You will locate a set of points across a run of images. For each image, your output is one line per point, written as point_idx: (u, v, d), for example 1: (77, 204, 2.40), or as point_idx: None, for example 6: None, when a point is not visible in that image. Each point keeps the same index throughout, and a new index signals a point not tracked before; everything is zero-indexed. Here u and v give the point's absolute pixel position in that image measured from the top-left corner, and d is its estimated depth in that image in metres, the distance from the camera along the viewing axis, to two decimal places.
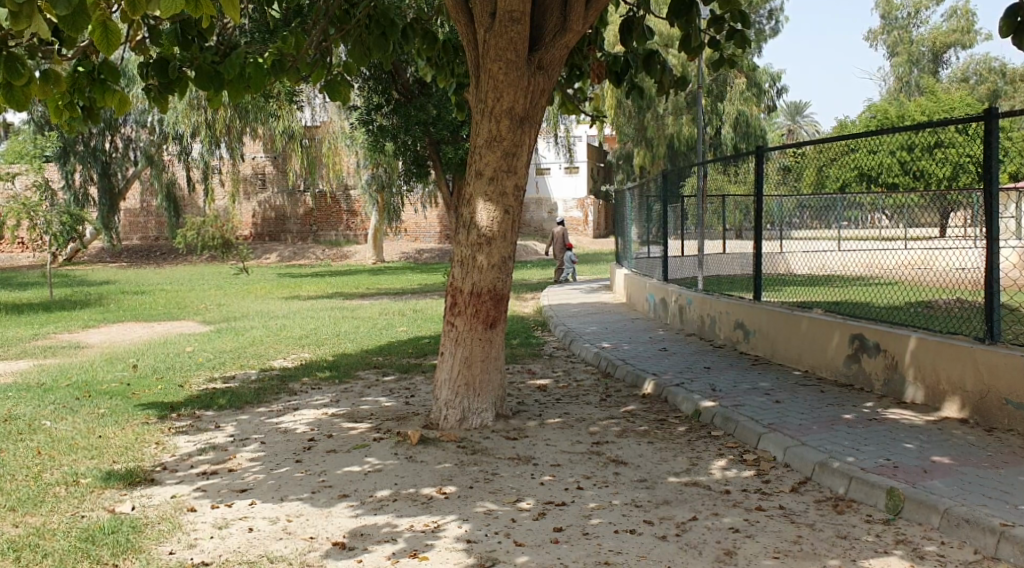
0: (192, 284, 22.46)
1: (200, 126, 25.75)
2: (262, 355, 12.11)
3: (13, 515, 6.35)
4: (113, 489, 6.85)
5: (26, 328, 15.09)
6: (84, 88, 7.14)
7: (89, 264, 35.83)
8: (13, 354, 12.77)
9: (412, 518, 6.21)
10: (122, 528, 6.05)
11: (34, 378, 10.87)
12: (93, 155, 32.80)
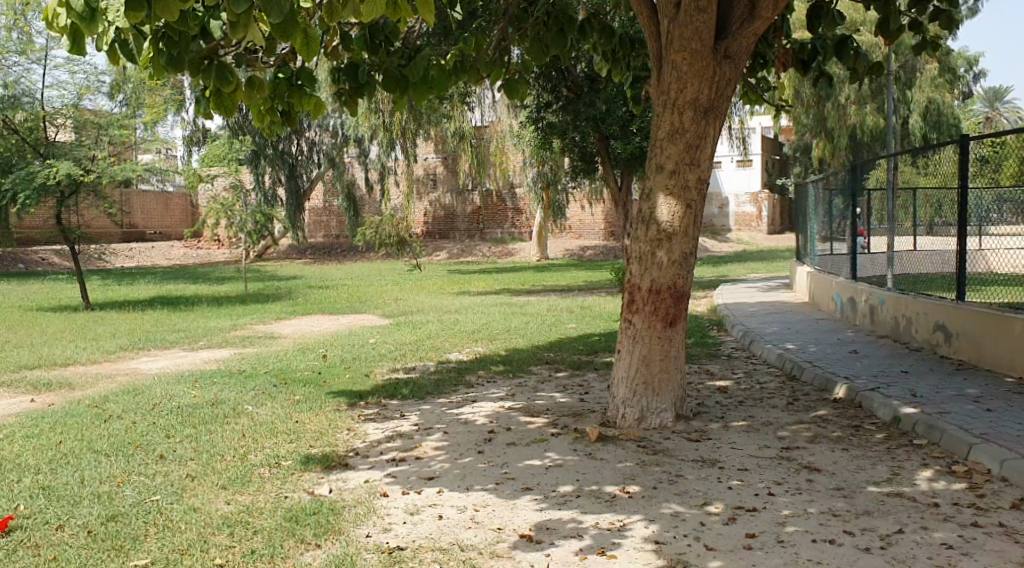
0: (371, 279, 23.23)
1: (378, 130, 26.62)
2: (439, 347, 12.36)
3: (224, 493, 6.86)
4: (312, 472, 7.38)
5: (225, 318, 15.96)
6: (284, 95, 7.81)
7: (277, 260, 37.41)
8: (217, 342, 13.57)
9: (597, 516, 6.24)
10: (321, 510, 6.43)
11: (235, 365, 11.71)
12: (282, 157, 33.83)
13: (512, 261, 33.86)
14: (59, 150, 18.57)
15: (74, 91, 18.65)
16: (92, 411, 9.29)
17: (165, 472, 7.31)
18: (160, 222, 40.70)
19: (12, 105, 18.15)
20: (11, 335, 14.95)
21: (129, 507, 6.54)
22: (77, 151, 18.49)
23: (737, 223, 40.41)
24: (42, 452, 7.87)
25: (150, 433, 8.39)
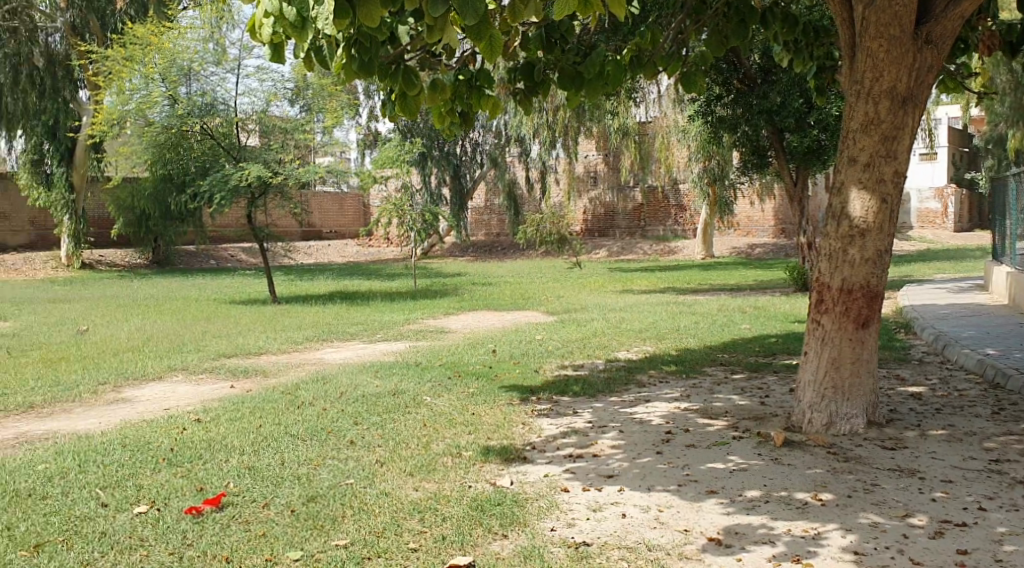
0: (534, 277, 23.26)
1: (543, 129, 26.86)
2: (606, 346, 12.21)
3: (412, 479, 7.74)
4: (493, 463, 8.08)
5: (398, 314, 16.46)
6: (463, 96, 8.62)
7: (442, 257, 38.05)
8: (391, 335, 14.84)
9: (790, 522, 6.14)
10: (505, 501, 7.04)
11: (412, 357, 12.90)
12: (447, 158, 34.63)
13: (677, 259, 33.31)
14: (250, 154, 19.61)
15: (263, 98, 19.50)
16: (286, 399, 10.69)
17: (356, 456, 8.36)
18: (336, 221, 42.00)
19: (209, 113, 18.98)
20: (207, 326, 16.03)
21: (326, 489, 7.46)
22: (266, 155, 19.36)
23: (920, 220, 38.69)
24: (245, 434, 9.10)
25: (340, 421, 9.63)
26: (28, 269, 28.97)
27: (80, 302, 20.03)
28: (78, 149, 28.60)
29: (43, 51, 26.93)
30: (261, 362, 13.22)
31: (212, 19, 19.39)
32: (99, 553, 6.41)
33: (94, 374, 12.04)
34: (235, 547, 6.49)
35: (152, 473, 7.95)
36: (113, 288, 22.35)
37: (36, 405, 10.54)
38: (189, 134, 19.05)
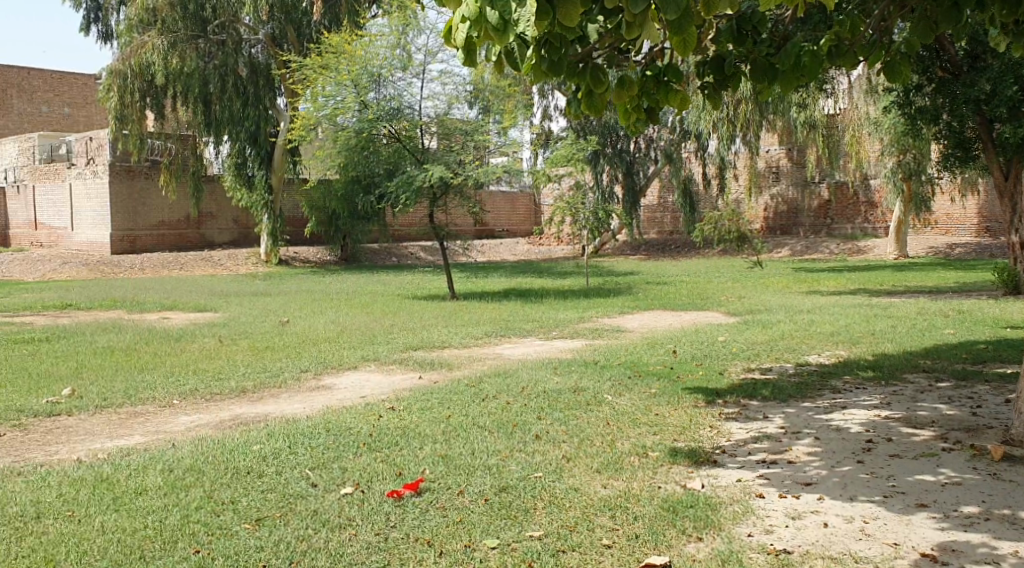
0: (713, 276, 22.72)
1: (722, 124, 26.33)
2: (796, 349, 11.79)
3: (600, 476, 8.06)
4: (681, 466, 8.19)
5: (572, 311, 16.46)
6: (651, 91, 8.46)
7: (614, 255, 37.75)
8: (568, 333, 14.82)
9: (1014, 543, 6.19)
10: (698, 504, 7.24)
11: (590, 355, 12.77)
12: (620, 156, 34.42)
13: (869, 259, 32.04)
14: (433, 156, 19.88)
15: (446, 100, 19.84)
16: (472, 390, 11.26)
17: (543, 451, 8.79)
18: (508, 220, 42.47)
19: (396, 117, 19.57)
20: (395, 325, 16.71)
21: (517, 480, 8.01)
22: (447, 156, 19.66)
23: None
24: (436, 424, 9.90)
25: (524, 414, 10.01)
26: (230, 265, 30.72)
27: (279, 295, 21.06)
28: (276, 153, 29.69)
29: (247, 61, 28.23)
30: (447, 367, 13.35)
31: (400, 26, 19.98)
32: (313, 530, 7.25)
33: (296, 363, 13.67)
34: (434, 531, 7.14)
35: (353, 457, 8.96)
36: (307, 283, 23.34)
37: (247, 389, 12.16)
38: (378, 139, 19.76)
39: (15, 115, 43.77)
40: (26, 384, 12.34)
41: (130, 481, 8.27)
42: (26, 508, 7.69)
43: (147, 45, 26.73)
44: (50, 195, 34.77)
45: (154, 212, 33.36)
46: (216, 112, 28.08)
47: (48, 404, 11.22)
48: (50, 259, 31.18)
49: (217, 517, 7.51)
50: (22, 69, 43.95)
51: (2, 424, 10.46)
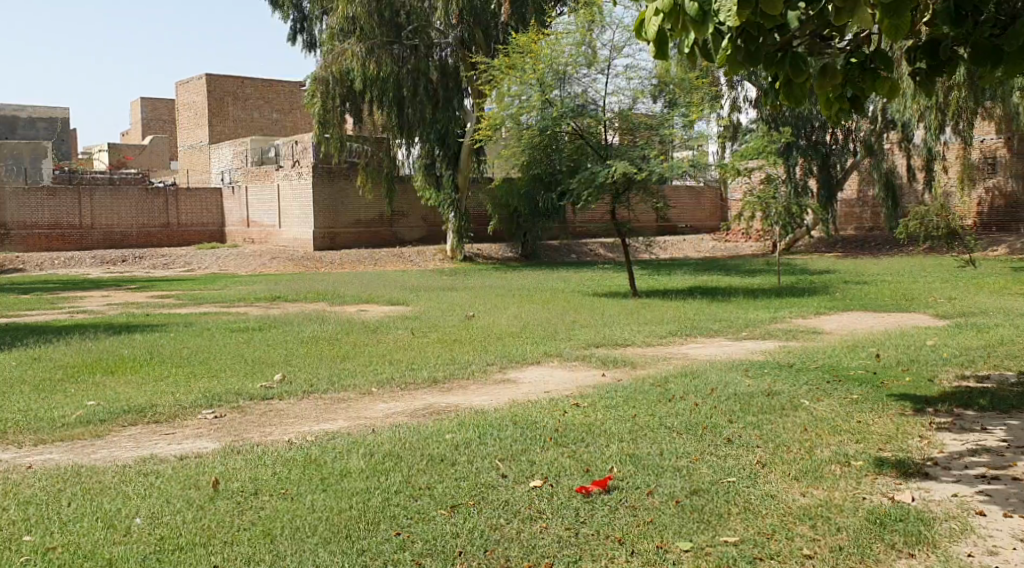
0: (916, 275, 21.45)
1: (930, 110, 24.99)
2: (1019, 355, 10.95)
3: (799, 484, 7.73)
4: (888, 476, 7.77)
5: (764, 311, 15.88)
6: (857, 81, 7.83)
7: (807, 252, 36.10)
8: (760, 333, 14.27)
9: None
10: (909, 518, 6.91)
11: (784, 357, 12.19)
12: (814, 148, 32.91)
13: None
14: (616, 152, 19.50)
15: (630, 95, 19.58)
16: (658, 390, 10.92)
17: (736, 455, 8.46)
18: (692, 217, 41.89)
19: (580, 114, 19.42)
20: (577, 320, 16.57)
21: (709, 484, 7.80)
22: (631, 151, 19.17)
23: None
24: (622, 423, 9.63)
25: (715, 417, 9.63)
26: (419, 261, 31.31)
27: (466, 290, 21.26)
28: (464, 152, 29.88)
29: (437, 66, 28.54)
30: (633, 365, 13.07)
31: (585, 24, 20.14)
32: (505, 519, 7.35)
33: (483, 356, 13.74)
34: (625, 530, 7.07)
35: (542, 450, 8.92)
36: (496, 278, 23.48)
37: (439, 380, 12.26)
38: (560, 136, 19.66)
39: (232, 122, 46.24)
40: (243, 368, 12.94)
41: (335, 463, 8.71)
42: (246, 484, 8.21)
43: (347, 53, 27.59)
44: (262, 195, 37.18)
45: (352, 212, 34.62)
46: (408, 115, 28.47)
47: (261, 388, 11.65)
48: (260, 254, 33.07)
49: (415, 502, 7.77)
50: (237, 78, 46.35)
51: (221, 405, 10.92)
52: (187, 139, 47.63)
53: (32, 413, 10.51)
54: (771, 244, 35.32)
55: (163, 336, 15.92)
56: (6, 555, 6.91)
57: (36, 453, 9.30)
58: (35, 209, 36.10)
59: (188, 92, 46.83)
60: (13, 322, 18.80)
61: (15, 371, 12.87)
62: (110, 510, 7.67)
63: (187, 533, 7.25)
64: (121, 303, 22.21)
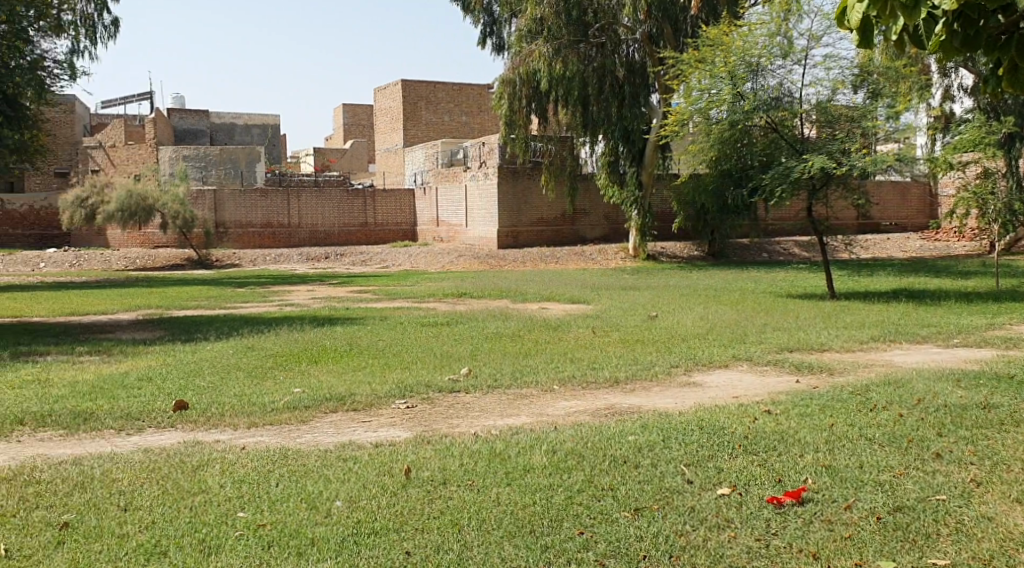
0: None
1: None
2: None
3: (1019, 506, 7.01)
4: None
5: (979, 316, 14.73)
6: None
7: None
8: (975, 341, 13.14)
9: None
10: None
11: (1002, 367, 11.13)
12: None
13: None
14: (812, 146, 18.36)
15: (830, 86, 18.54)
16: (856, 399, 10.09)
17: (946, 472, 7.68)
18: (896, 214, 39.90)
19: (775, 108, 18.58)
20: (769, 323, 15.76)
21: (915, 501, 7.13)
22: (829, 144, 18.04)
23: None
24: (817, 431, 8.91)
25: (921, 429, 8.79)
26: (601, 260, 30.94)
27: (651, 289, 20.72)
28: (648, 149, 28.96)
29: (624, 62, 27.85)
30: (828, 371, 12.22)
31: (780, 13, 19.14)
32: (690, 526, 6.95)
33: (667, 357, 13.19)
34: (821, 544, 6.61)
35: (730, 457, 8.33)
36: (683, 278, 22.76)
37: (619, 381, 11.78)
38: (751, 130, 18.89)
39: (424, 125, 47.07)
40: (431, 361, 12.89)
41: (519, 458, 8.42)
42: (435, 473, 8.10)
43: (534, 53, 27.44)
44: (451, 195, 37.61)
45: (535, 210, 34.60)
46: (593, 113, 28.11)
47: (448, 381, 11.51)
48: (448, 251, 33.53)
49: (598, 502, 7.43)
50: (428, 82, 47.14)
51: (412, 396, 10.84)
52: (383, 143, 49.09)
53: (247, 398, 10.74)
54: (986, 244, 33.03)
55: (360, 329, 16.17)
56: (220, 529, 7.10)
57: (249, 436, 9.44)
58: (251, 210, 40.69)
59: (385, 97, 48.20)
60: (224, 313, 19.61)
61: (230, 359, 13.29)
62: (313, 492, 7.76)
63: (381, 519, 7.27)
64: (322, 297, 22.86)
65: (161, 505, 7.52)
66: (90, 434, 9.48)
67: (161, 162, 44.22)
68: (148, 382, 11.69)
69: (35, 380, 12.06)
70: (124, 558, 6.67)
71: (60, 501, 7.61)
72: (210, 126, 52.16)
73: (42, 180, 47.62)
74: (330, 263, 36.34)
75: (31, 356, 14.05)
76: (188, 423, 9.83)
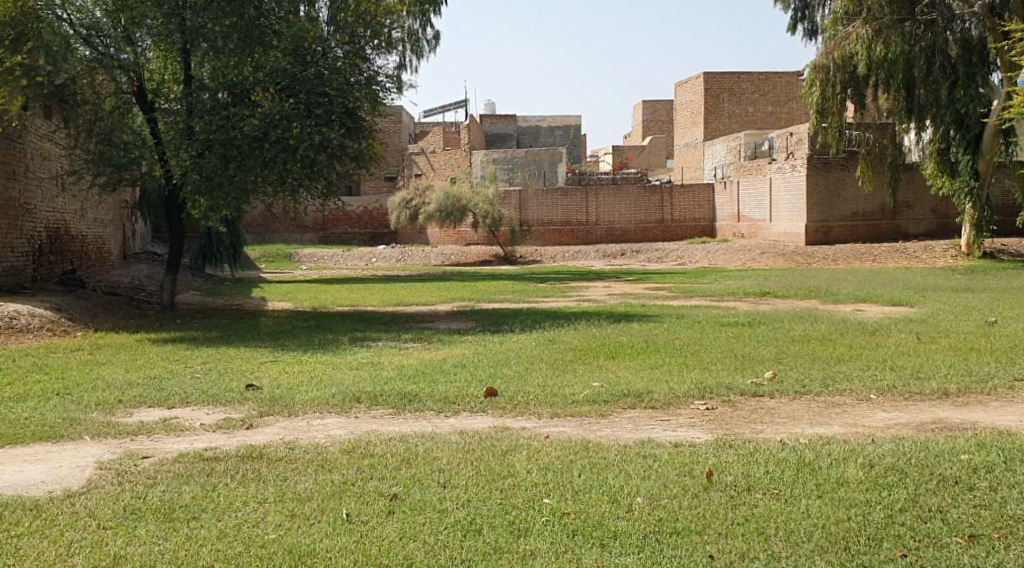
0: None
1: None
2: None
3: None
4: None
5: None
6: None
7: None
8: None
9: None
10: None
11: None
12: None
13: None
14: None
15: None
16: None
17: None
18: None
19: None
20: None
21: None
22: None
23: None
24: None
25: None
26: (927, 257, 28.34)
27: (987, 291, 18.42)
28: (988, 133, 26.15)
29: (958, 40, 25.15)
30: None
31: None
32: None
33: (1008, 369, 11.42)
34: None
35: None
36: (1022, 279, 20.13)
37: (949, 393, 10.22)
38: None
39: (727, 117, 45.44)
40: (734, 362, 11.93)
41: (830, 470, 7.31)
42: (739, 478, 7.16)
43: (852, 36, 25.72)
44: (754, 190, 36.12)
45: (850, 203, 32.40)
46: (920, 97, 25.64)
47: (750, 384, 10.50)
48: (751, 247, 32.08)
49: (924, 524, 6.39)
50: (731, 74, 45.48)
51: (711, 398, 9.92)
52: (684, 138, 48.02)
53: (550, 388, 10.28)
54: None
55: (660, 326, 15.43)
56: (528, 513, 6.64)
57: (551, 425, 8.94)
58: (552, 208, 42.09)
59: (686, 92, 47.29)
60: (527, 306, 19.53)
61: (534, 351, 12.95)
62: (614, 485, 7.07)
63: (684, 519, 6.52)
64: (620, 293, 22.30)
65: (473, 485, 7.16)
66: (414, 415, 9.36)
67: (474, 166, 46.12)
68: (462, 369, 11.55)
69: (366, 362, 12.30)
70: (443, 533, 6.39)
71: (391, 473, 7.43)
72: (517, 129, 53.55)
73: (374, 184, 50.32)
74: (626, 260, 35.96)
75: (362, 341, 14.43)
76: (497, 410, 9.46)
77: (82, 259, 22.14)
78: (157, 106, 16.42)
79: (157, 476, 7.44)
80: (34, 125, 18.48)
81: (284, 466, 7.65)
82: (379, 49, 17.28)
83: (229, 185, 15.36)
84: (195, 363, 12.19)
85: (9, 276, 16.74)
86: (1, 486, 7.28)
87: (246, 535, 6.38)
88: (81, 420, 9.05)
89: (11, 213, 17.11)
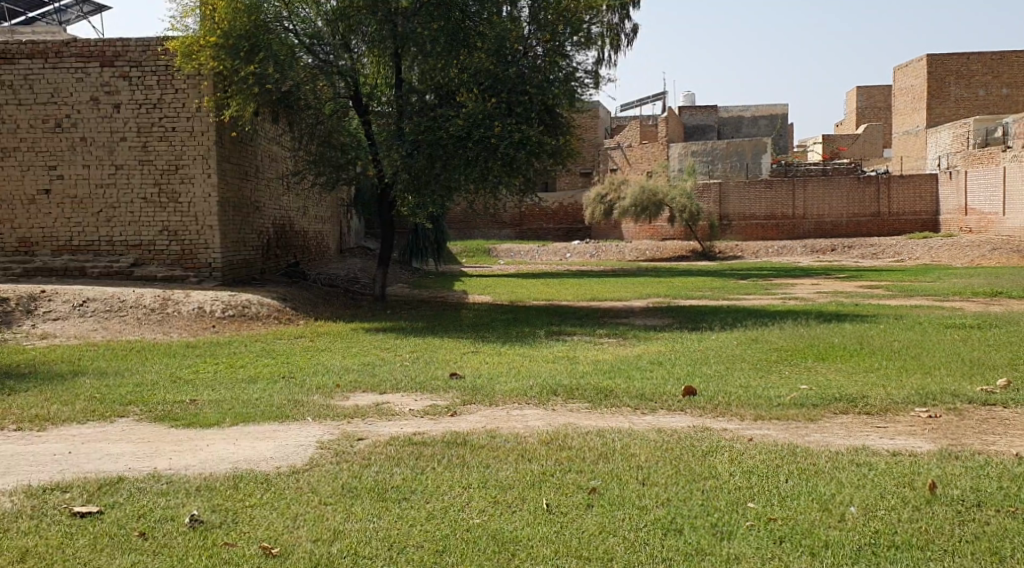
0: None
1: None
2: None
3: None
4: None
5: None
6: None
7: None
8: None
9: None
10: None
11: None
12: None
13: None
14: None
15: None
16: None
17: None
18: None
19: None
20: None
21: None
22: None
23: None
24: None
25: None
26: None
27: None
28: None
29: None
30: None
31: None
32: None
33: None
34: None
35: None
36: None
37: None
38: None
39: (952, 102, 43.17)
40: (960, 368, 11.44)
41: None
42: (967, 493, 6.95)
43: None
44: (984, 179, 34.33)
45: None
46: None
47: (979, 391, 10.05)
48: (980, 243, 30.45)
49: None
50: (959, 55, 43.03)
51: (935, 405, 9.58)
52: (903, 125, 46.03)
53: (752, 390, 10.23)
54: None
55: (875, 327, 15.00)
56: (732, 516, 6.70)
57: (755, 427, 8.92)
58: (754, 202, 41.37)
59: (906, 76, 45.20)
60: (729, 304, 19.38)
61: (736, 350, 12.84)
62: (825, 493, 7.01)
63: (904, 533, 6.41)
64: (829, 291, 21.71)
65: (674, 484, 7.27)
66: (611, 411, 9.55)
67: (671, 157, 45.60)
68: (659, 366, 11.66)
69: (563, 356, 12.60)
70: (642, 531, 6.55)
71: (589, 467, 7.66)
72: (717, 121, 52.80)
73: (570, 182, 50.75)
74: (837, 256, 34.99)
75: (559, 335, 14.75)
76: (696, 410, 9.52)
77: (304, 253, 23.57)
78: (370, 109, 17.37)
79: (372, 458, 7.96)
80: (263, 128, 19.86)
81: (486, 454, 8.01)
82: (580, 46, 17.12)
83: (433, 183, 16.25)
84: (405, 352, 12.84)
85: (240, 270, 18.06)
86: (237, 460, 7.98)
87: (453, 518, 6.75)
88: (304, 402, 9.76)
89: (243, 211, 18.44)
